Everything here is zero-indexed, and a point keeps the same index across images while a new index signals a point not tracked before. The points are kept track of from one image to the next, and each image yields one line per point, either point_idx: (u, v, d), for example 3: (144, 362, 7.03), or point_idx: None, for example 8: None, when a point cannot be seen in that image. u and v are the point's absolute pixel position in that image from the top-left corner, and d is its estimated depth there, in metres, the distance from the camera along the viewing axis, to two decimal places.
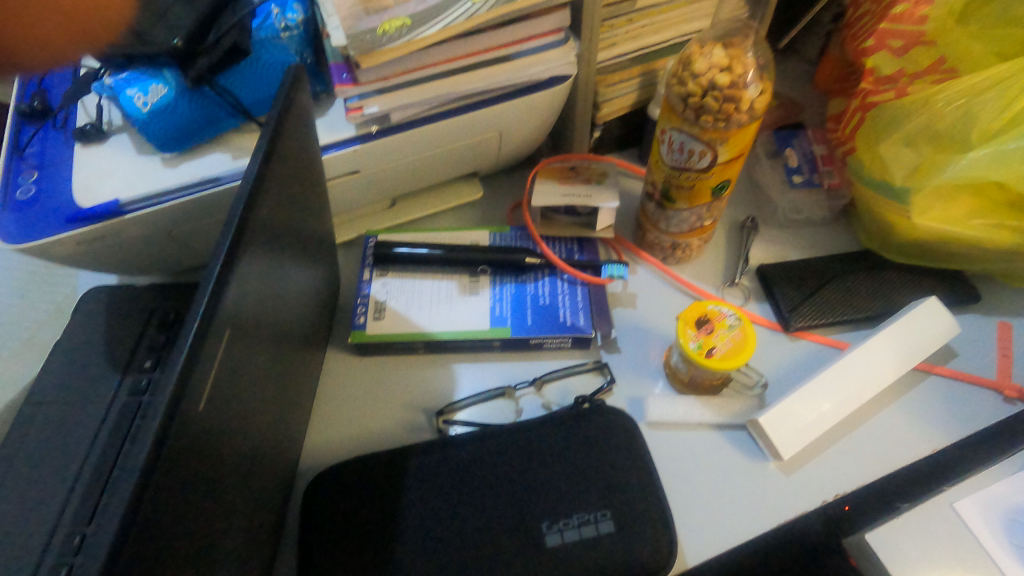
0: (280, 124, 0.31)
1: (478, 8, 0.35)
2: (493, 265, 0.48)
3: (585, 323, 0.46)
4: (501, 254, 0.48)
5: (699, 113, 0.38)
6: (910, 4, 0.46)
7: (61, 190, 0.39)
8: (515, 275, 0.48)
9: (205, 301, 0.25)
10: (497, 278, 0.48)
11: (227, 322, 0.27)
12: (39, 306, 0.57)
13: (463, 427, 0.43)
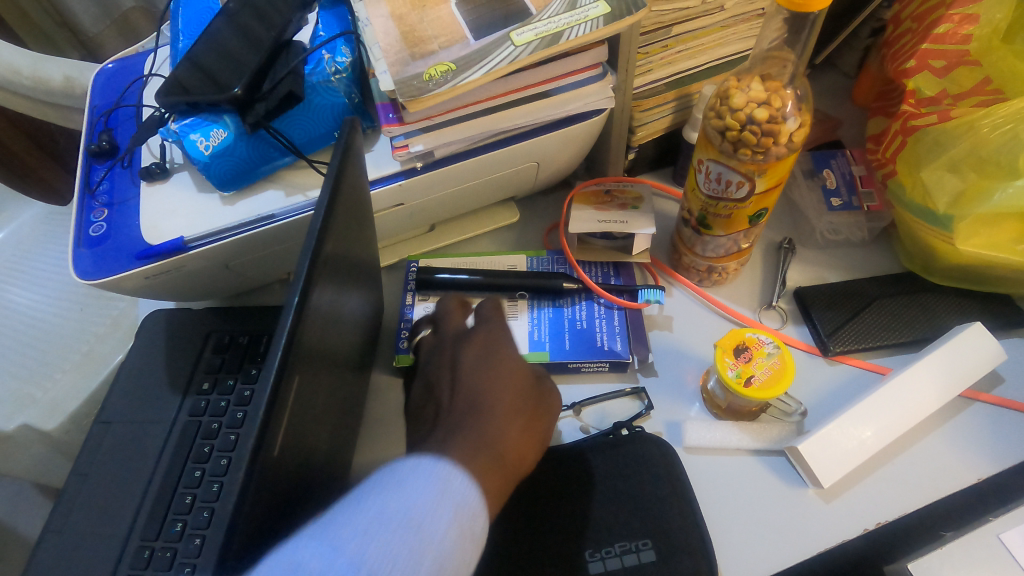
0: (342, 164, 0.33)
1: (520, 51, 0.36)
2: (531, 291, 0.49)
3: (623, 348, 0.47)
4: (539, 280, 0.49)
5: (736, 146, 0.39)
6: (953, 24, 0.46)
7: (130, 227, 0.42)
8: (552, 299, 0.50)
9: (283, 343, 0.26)
10: (535, 302, 0.50)
11: (298, 365, 0.28)
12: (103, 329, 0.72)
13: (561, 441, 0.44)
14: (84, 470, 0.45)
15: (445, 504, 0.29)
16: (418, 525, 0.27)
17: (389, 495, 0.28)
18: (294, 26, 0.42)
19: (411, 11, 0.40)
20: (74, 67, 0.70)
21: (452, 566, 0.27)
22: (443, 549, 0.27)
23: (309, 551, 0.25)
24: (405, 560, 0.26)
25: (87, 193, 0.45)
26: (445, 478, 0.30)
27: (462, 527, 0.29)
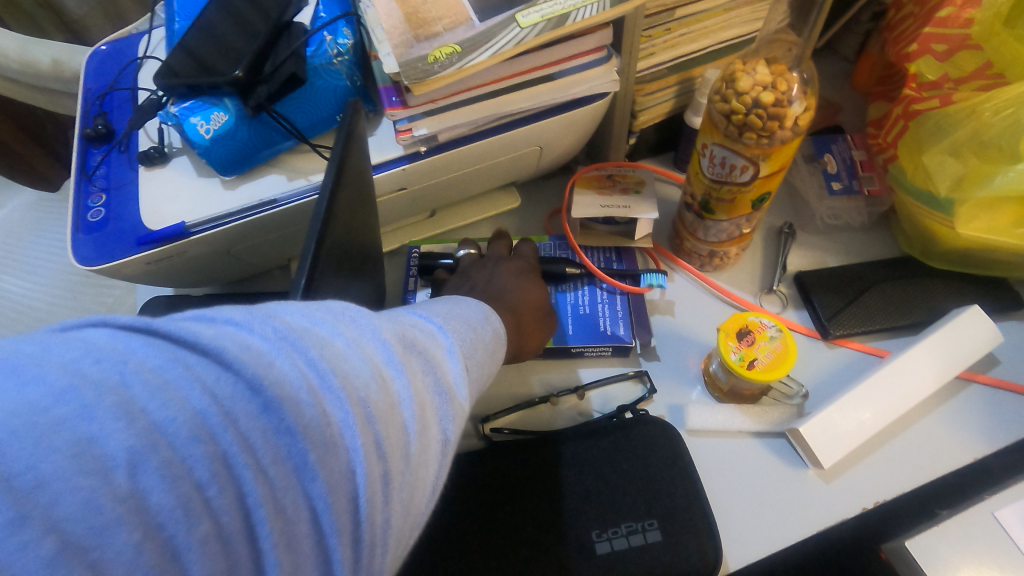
0: (344, 152, 0.33)
1: (526, 34, 0.36)
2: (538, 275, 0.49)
3: (626, 333, 0.47)
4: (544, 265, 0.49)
5: (741, 130, 0.39)
6: (955, 7, 0.46)
7: (131, 212, 0.42)
8: (556, 283, 0.50)
9: None
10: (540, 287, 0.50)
11: None
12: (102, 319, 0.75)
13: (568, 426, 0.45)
14: None
15: (491, 317, 0.32)
16: (478, 323, 0.31)
17: (450, 304, 0.31)
18: (293, 6, 0.41)
19: None
20: (62, 49, 0.68)
21: (497, 358, 0.31)
22: (491, 344, 0.31)
23: (411, 314, 0.27)
24: (475, 338, 0.29)
25: (85, 178, 0.44)
26: (487, 312, 0.33)
27: (498, 343, 0.32)
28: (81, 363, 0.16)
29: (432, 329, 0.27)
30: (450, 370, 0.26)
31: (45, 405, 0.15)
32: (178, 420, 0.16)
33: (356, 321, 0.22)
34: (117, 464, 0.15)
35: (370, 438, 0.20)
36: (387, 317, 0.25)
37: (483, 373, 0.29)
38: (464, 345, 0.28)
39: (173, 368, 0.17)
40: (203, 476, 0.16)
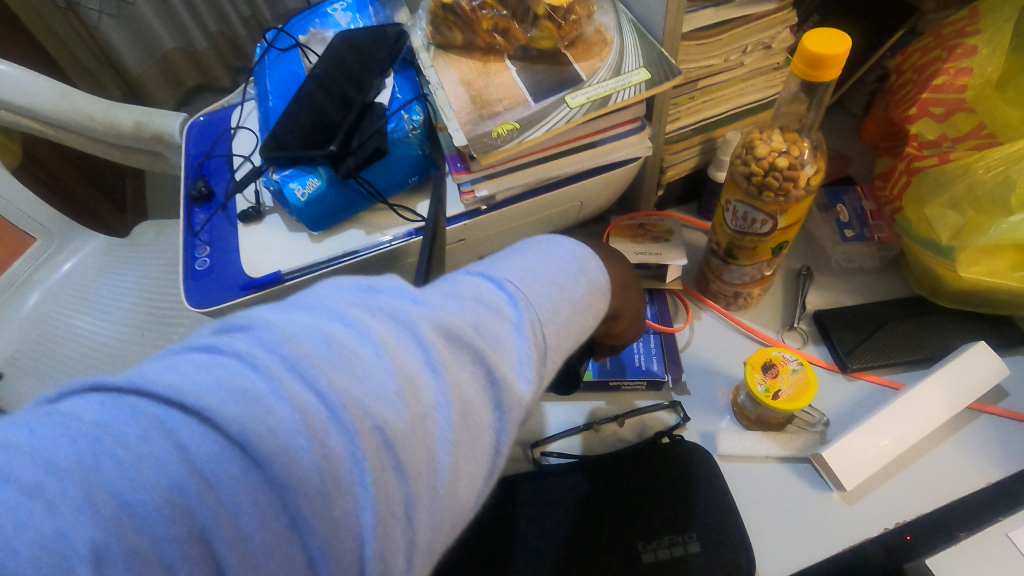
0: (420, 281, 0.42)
1: (575, 113, 0.43)
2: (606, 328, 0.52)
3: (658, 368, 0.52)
4: None
5: (761, 189, 0.45)
6: (949, 76, 0.52)
7: (232, 262, 0.49)
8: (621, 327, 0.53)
9: None
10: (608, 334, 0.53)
11: None
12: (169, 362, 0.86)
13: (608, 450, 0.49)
14: None
15: (578, 279, 0.33)
16: (556, 292, 0.31)
17: (531, 267, 0.32)
18: (375, 89, 0.49)
19: (477, 77, 0.47)
20: (143, 112, 0.77)
21: (574, 327, 0.31)
22: (578, 301, 0.32)
23: (465, 295, 0.28)
24: (542, 311, 0.30)
25: (191, 233, 0.52)
26: (579, 262, 0.34)
27: (593, 296, 0.33)
28: (60, 445, 0.18)
29: (482, 316, 0.27)
30: (498, 353, 0.26)
31: (20, 500, 0.16)
32: (150, 499, 0.18)
33: (383, 327, 0.24)
34: (81, 559, 0.16)
35: (388, 463, 0.21)
36: (431, 307, 0.26)
37: (556, 341, 0.30)
38: (528, 317, 0.28)
39: (152, 436, 0.18)
40: (174, 556, 0.18)
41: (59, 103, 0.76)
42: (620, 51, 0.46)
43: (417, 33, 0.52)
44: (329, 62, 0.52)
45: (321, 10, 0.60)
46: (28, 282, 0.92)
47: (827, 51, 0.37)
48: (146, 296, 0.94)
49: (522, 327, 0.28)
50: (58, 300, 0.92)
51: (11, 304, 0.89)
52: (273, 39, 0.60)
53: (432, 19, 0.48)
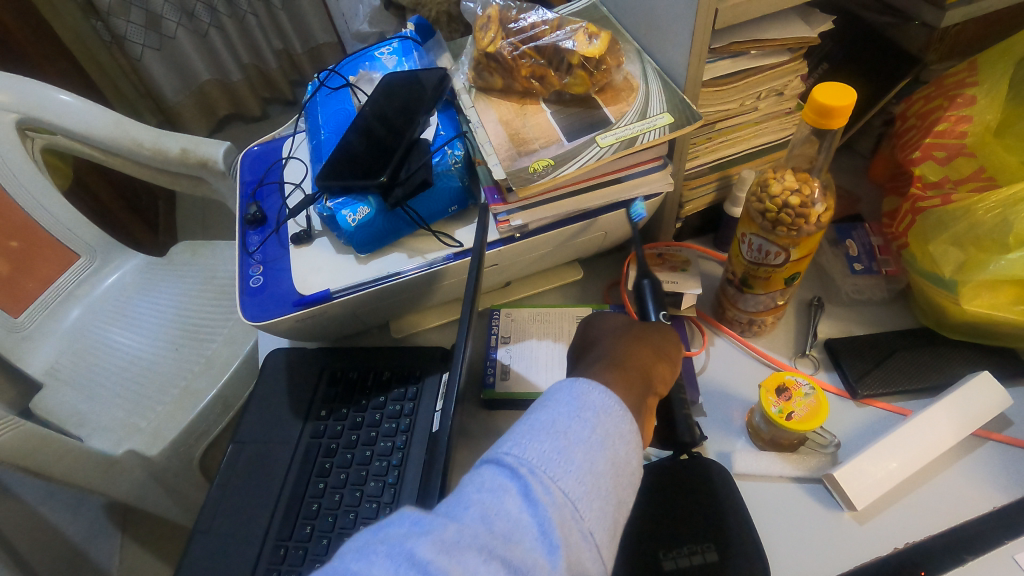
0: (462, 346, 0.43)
1: (605, 152, 0.48)
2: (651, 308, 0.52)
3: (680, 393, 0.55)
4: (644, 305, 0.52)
5: (774, 224, 0.48)
6: (950, 123, 0.57)
7: (285, 281, 0.53)
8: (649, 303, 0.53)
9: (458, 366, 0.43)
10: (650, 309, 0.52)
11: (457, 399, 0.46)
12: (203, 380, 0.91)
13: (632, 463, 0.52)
14: (224, 482, 0.53)
15: (584, 417, 0.35)
16: (564, 439, 0.33)
17: (532, 427, 0.34)
18: (420, 126, 0.54)
19: (515, 117, 0.52)
20: (189, 140, 0.82)
21: (602, 466, 0.33)
22: (590, 444, 0.34)
23: (471, 492, 0.32)
24: (554, 469, 0.32)
25: (245, 253, 0.56)
26: (582, 395, 0.36)
27: (602, 431, 0.34)
28: None
29: (482, 516, 0.30)
30: (511, 541, 0.29)
31: None
32: None
33: (384, 568, 0.27)
34: None
35: None
36: (430, 525, 0.29)
37: (583, 499, 0.32)
38: (535, 488, 0.31)
39: None
40: None
41: (114, 132, 0.82)
42: (645, 98, 0.50)
43: (459, 77, 0.58)
44: (377, 104, 0.57)
45: (369, 54, 0.66)
46: (71, 297, 0.96)
47: (835, 102, 0.41)
48: (182, 314, 0.98)
49: (533, 499, 0.31)
50: (98, 314, 0.96)
51: (55, 317, 0.93)
52: (324, 79, 0.65)
53: (475, 66, 0.55)
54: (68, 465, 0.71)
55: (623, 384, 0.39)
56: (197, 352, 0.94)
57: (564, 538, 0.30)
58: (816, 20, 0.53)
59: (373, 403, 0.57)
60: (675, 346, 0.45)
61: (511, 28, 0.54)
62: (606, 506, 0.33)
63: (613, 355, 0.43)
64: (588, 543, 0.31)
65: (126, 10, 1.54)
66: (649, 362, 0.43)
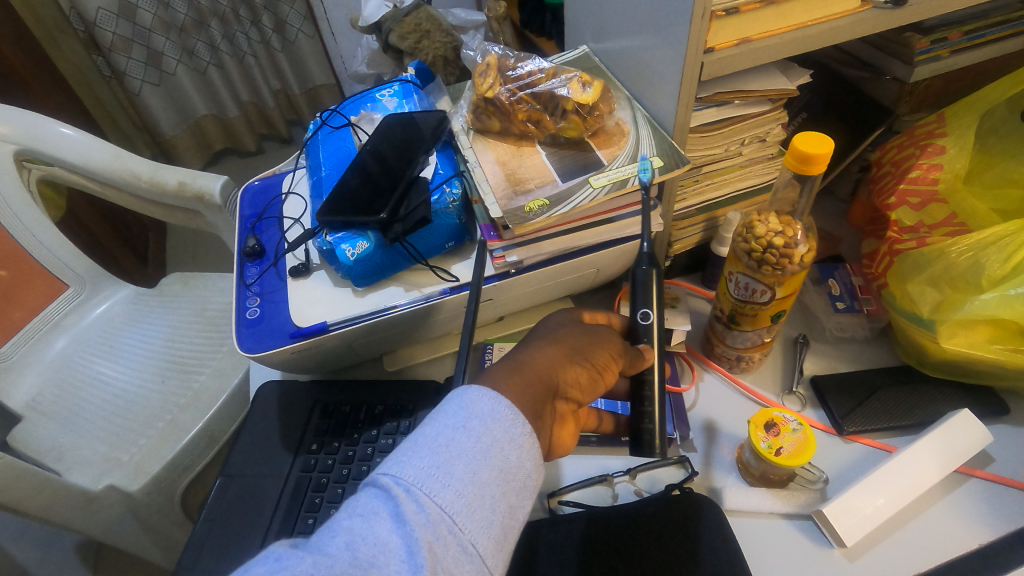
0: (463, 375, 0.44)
1: (597, 193, 0.50)
2: (641, 302, 0.47)
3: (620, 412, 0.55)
4: (641, 287, 0.47)
5: (760, 264, 0.50)
6: (922, 171, 0.60)
7: (282, 313, 0.54)
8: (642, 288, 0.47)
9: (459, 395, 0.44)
10: (648, 296, 0.47)
11: None
12: (187, 414, 0.89)
13: (624, 497, 0.53)
14: (211, 516, 0.53)
15: (472, 425, 0.35)
16: (445, 453, 0.34)
17: (415, 442, 0.34)
18: (420, 165, 0.56)
19: (512, 158, 0.54)
20: (187, 173, 0.83)
21: (486, 475, 0.34)
22: (472, 456, 0.34)
23: (344, 518, 0.33)
24: (430, 485, 0.33)
25: (243, 284, 0.57)
26: (470, 404, 0.36)
27: (487, 439, 0.34)
28: None
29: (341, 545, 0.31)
30: (373, 566, 0.30)
31: None
32: None
33: None
34: None
35: None
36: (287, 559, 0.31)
37: (458, 509, 0.32)
38: (405, 509, 0.32)
39: None
40: None
41: (112, 164, 0.83)
42: (635, 143, 0.53)
43: (457, 120, 0.61)
44: (378, 143, 0.60)
45: (371, 95, 0.68)
46: (57, 327, 0.95)
47: (814, 150, 0.44)
48: (171, 345, 0.97)
49: (402, 520, 0.32)
50: (85, 345, 0.95)
51: (39, 347, 0.92)
52: (326, 118, 0.67)
53: (474, 109, 0.57)
54: (46, 500, 0.69)
55: (522, 385, 0.38)
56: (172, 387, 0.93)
57: (435, 555, 0.31)
58: (795, 74, 0.56)
59: (365, 436, 0.57)
60: (601, 355, 0.43)
61: (509, 75, 0.57)
62: (491, 515, 0.33)
63: (527, 354, 0.41)
64: (469, 553, 0.32)
65: (128, 47, 1.57)
66: (557, 365, 0.41)
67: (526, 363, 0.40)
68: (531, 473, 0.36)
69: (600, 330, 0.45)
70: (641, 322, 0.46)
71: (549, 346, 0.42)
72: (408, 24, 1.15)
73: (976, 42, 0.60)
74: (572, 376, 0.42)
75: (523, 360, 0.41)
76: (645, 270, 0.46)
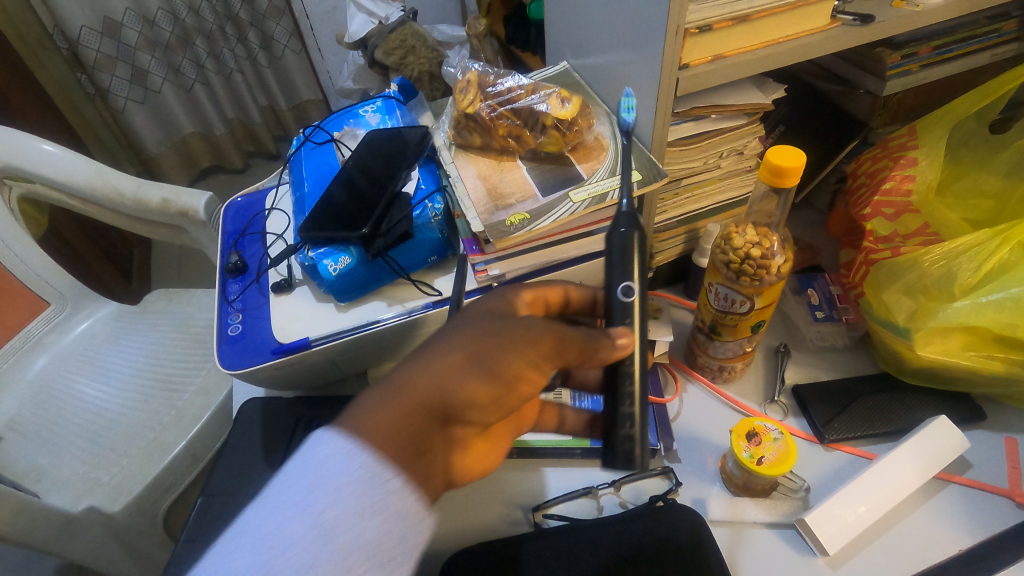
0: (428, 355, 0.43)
1: (577, 207, 0.50)
2: (620, 273, 0.44)
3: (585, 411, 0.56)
4: (619, 258, 0.45)
5: (738, 275, 0.51)
6: (896, 182, 0.61)
7: (264, 329, 0.54)
8: (621, 258, 0.45)
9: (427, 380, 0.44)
10: (627, 265, 0.44)
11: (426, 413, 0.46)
12: (170, 433, 0.88)
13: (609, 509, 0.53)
14: (191, 538, 0.52)
15: (309, 507, 0.29)
16: (271, 550, 0.27)
17: (236, 536, 0.28)
18: (402, 180, 0.57)
19: (493, 172, 0.55)
20: (170, 190, 0.83)
21: (330, 565, 0.27)
22: (310, 549, 0.27)
23: None
24: None
25: (225, 301, 0.57)
26: (313, 473, 0.30)
27: (331, 518, 0.29)
28: None
29: None
30: None
31: None
32: None
33: None
34: None
35: None
36: None
37: None
38: None
39: None
40: None
41: (94, 181, 0.83)
42: (614, 157, 0.54)
43: (439, 135, 0.61)
44: (361, 158, 0.60)
45: (354, 111, 0.69)
46: (38, 345, 0.94)
47: (787, 163, 0.45)
48: (153, 363, 0.96)
49: None
50: (66, 364, 0.94)
51: (19, 366, 0.91)
52: (309, 134, 0.68)
53: (456, 125, 0.58)
54: (24, 524, 0.67)
55: (394, 420, 0.32)
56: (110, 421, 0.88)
57: None
58: (769, 88, 0.58)
59: None
60: (510, 365, 0.37)
61: (489, 92, 0.58)
62: None
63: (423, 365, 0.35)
64: None
65: (112, 64, 1.56)
66: (451, 381, 0.35)
67: (406, 386, 0.34)
68: (403, 539, 0.30)
69: (522, 332, 0.39)
70: (622, 298, 0.44)
71: (450, 352, 0.36)
72: (393, 40, 1.16)
73: (944, 57, 0.62)
74: (474, 389, 0.36)
75: (404, 380, 0.34)
76: (623, 236, 0.45)
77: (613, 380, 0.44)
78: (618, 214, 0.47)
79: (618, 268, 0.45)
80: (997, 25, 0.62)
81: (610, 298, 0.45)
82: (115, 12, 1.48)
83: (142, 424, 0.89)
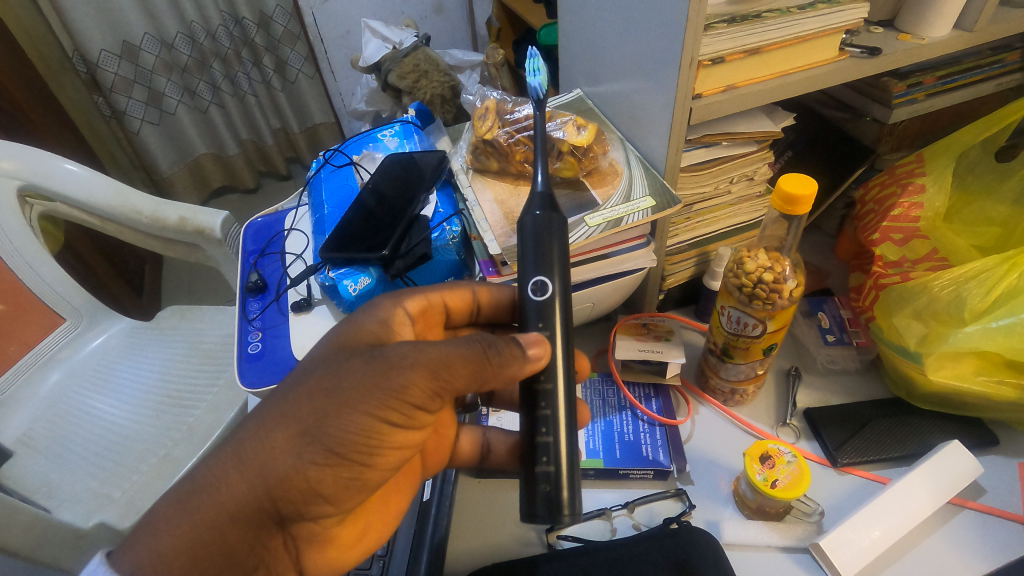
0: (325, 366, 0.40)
1: (592, 231, 0.51)
2: (528, 262, 0.38)
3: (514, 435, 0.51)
4: (529, 243, 0.38)
5: (750, 298, 0.52)
6: (904, 208, 0.62)
7: (283, 347, 0.55)
8: (534, 242, 0.38)
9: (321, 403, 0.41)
10: (542, 252, 0.38)
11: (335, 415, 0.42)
12: (179, 448, 0.87)
13: (623, 530, 0.53)
14: None
15: None
16: None
17: None
18: (421, 204, 0.58)
19: (510, 197, 0.56)
20: (187, 209, 0.84)
21: None
22: None
23: None
24: None
25: (245, 320, 0.58)
26: None
27: None
28: None
29: None
30: None
31: None
32: None
33: None
34: None
35: None
36: None
37: None
38: None
39: None
40: None
41: (114, 200, 0.85)
42: (629, 181, 0.56)
43: (456, 159, 0.62)
44: (379, 183, 0.61)
45: (373, 136, 0.71)
46: (51, 360, 0.95)
47: (799, 191, 0.46)
48: (165, 379, 0.97)
49: None
50: (79, 380, 0.95)
51: (33, 382, 0.92)
52: (328, 157, 0.70)
53: (473, 150, 0.59)
54: (33, 541, 0.67)
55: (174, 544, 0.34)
56: (82, 462, 0.85)
57: None
58: (779, 116, 0.59)
59: None
60: (343, 440, 0.35)
61: (507, 119, 0.60)
62: None
63: (197, 514, 0.35)
64: None
65: (129, 87, 1.60)
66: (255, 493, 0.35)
67: (167, 548, 0.34)
68: None
69: (394, 375, 0.35)
70: (535, 295, 0.37)
71: (260, 452, 0.35)
72: (407, 65, 1.18)
73: (947, 86, 0.63)
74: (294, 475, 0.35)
75: (171, 535, 0.34)
76: (534, 221, 0.38)
77: (529, 398, 0.37)
78: (530, 197, 0.41)
79: (533, 270, 0.37)
80: (1000, 56, 0.64)
81: (523, 295, 0.38)
82: (134, 37, 1.53)
83: (146, 446, 0.88)
